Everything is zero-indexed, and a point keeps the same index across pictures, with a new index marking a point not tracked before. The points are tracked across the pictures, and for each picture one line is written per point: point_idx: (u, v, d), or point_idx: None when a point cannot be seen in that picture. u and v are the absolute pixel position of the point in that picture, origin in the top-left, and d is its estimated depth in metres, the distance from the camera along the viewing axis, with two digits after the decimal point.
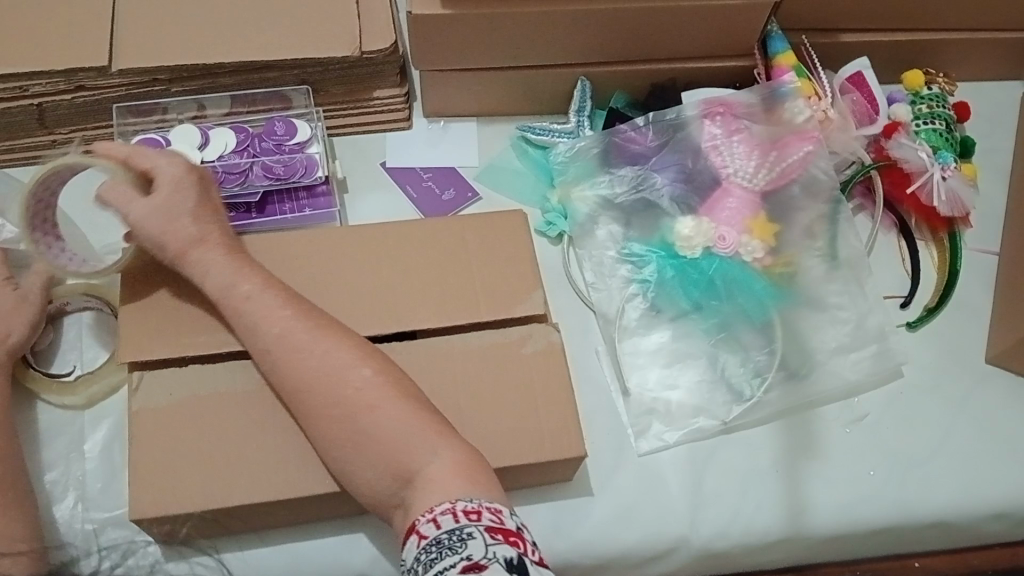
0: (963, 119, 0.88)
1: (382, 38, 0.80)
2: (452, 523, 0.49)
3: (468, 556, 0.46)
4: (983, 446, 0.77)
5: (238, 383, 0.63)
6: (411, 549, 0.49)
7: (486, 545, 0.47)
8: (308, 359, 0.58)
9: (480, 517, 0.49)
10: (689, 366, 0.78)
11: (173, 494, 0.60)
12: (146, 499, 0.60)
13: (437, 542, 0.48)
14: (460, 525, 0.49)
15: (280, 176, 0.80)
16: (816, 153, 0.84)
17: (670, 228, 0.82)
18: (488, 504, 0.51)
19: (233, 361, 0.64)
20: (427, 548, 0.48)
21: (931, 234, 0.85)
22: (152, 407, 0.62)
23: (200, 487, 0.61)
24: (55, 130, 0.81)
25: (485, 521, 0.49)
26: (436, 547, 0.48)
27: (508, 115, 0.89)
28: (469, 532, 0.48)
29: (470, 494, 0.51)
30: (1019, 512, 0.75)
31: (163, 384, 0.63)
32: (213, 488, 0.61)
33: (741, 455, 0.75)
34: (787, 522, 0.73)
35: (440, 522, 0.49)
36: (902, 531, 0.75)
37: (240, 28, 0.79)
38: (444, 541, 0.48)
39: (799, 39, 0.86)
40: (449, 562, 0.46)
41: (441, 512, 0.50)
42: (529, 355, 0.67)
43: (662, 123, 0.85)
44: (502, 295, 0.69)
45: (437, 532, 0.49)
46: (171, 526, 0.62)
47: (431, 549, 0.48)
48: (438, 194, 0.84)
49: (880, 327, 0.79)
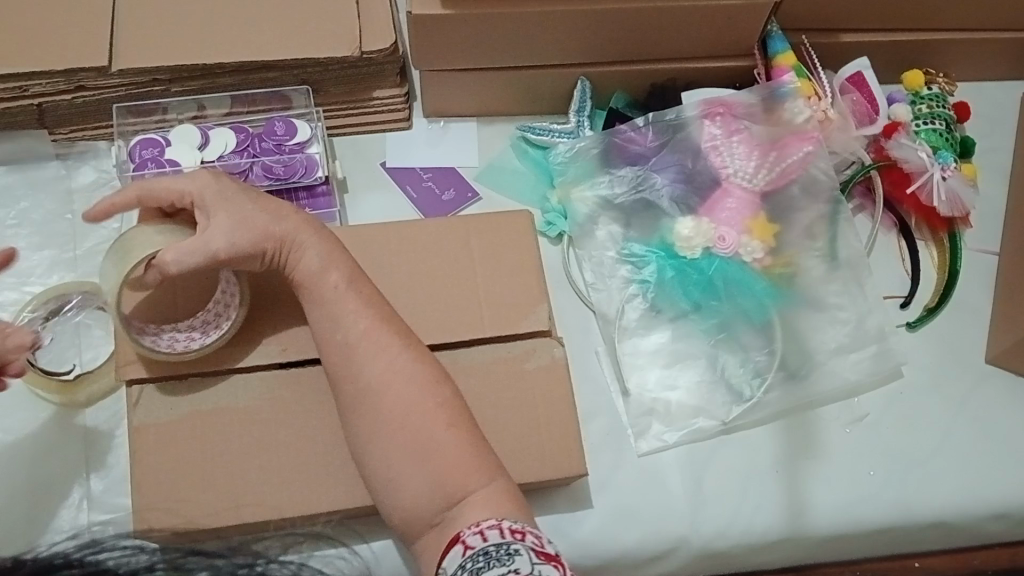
0: (963, 119, 0.88)
1: (382, 38, 0.79)
2: (499, 538, 0.50)
3: (515, 569, 0.47)
4: (981, 445, 0.78)
5: (240, 394, 0.64)
6: (454, 558, 0.50)
7: (532, 562, 0.48)
8: (362, 379, 0.58)
9: (524, 537, 0.50)
10: (689, 367, 0.78)
11: (181, 512, 0.61)
12: (151, 516, 0.61)
13: (484, 552, 0.49)
14: (507, 541, 0.50)
15: (280, 176, 0.80)
16: (816, 153, 0.84)
17: (670, 228, 0.82)
18: (533, 529, 0.52)
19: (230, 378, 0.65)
20: (473, 557, 0.49)
21: (931, 234, 0.86)
22: (155, 424, 0.63)
23: (202, 499, 0.62)
24: (55, 130, 0.82)
25: (529, 541, 0.50)
26: (483, 557, 0.49)
27: (509, 116, 0.89)
28: (515, 548, 0.49)
29: (516, 518, 0.53)
30: (1017, 511, 0.76)
31: (166, 400, 0.64)
32: (220, 500, 0.61)
33: (741, 455, 0.76)
34: (786, 522, 0.74)
35: (487, 536, 0.51)
36: (901, 532, 0.76)
37: (240, 29, 0.79)
38: (491, 551, 0.49)
39: (799, 39, 0.86)
40: (498, 571, 0.47)
41: (488, 526, 0.51)
42: (532, 369, 0.67)
43: (662, 123, 0.85)
44: (504, 301, 0.69)
45: (484, 544, 0.50)
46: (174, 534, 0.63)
47: (479, 557, 0.49)
48: (438, 194, 0.85)
49: (880, 328, 0.80)
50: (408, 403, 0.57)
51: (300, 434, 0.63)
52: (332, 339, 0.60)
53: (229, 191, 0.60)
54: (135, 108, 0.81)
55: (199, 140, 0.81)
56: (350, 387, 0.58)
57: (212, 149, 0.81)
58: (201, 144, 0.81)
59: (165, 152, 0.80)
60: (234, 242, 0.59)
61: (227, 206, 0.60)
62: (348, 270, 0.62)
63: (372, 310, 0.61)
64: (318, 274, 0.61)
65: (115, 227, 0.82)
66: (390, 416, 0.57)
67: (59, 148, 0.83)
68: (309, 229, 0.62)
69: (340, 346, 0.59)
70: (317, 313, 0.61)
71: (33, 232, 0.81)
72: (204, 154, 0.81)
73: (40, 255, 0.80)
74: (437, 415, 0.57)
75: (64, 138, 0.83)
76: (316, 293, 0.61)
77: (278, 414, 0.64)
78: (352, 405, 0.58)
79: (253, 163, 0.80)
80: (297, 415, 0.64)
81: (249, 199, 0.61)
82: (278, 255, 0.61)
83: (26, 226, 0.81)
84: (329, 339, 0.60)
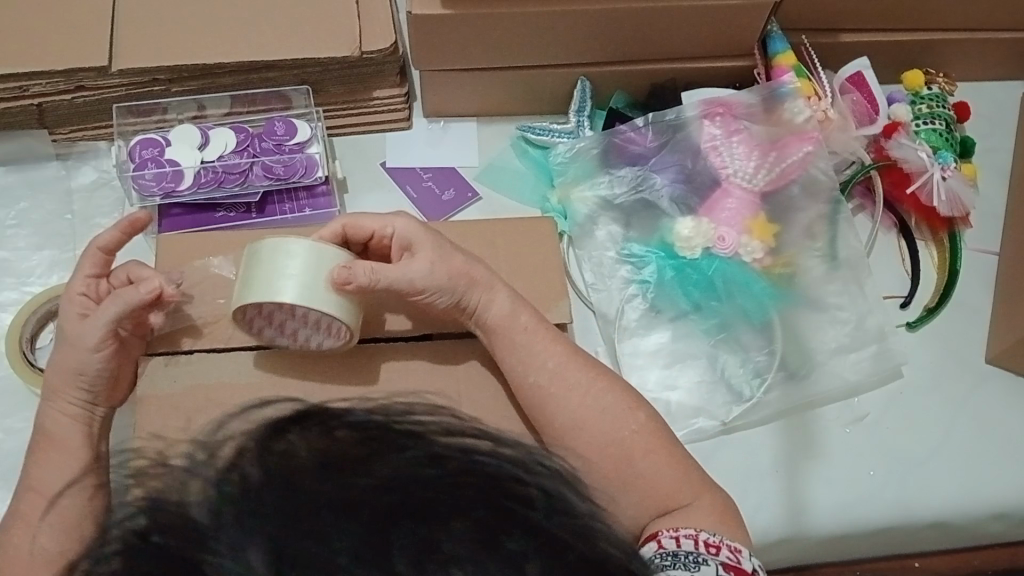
0: (963, 119, 0.88)
1: (383, 38, 0.79)
2: (693, 547, 0.55)
3: None
4: (979, 445, 0.78)
5: None
6: (648, 549, 0.56)
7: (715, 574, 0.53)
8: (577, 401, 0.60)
9: (719, 552, 0.54)
10: (688, 366, 0.78)
11: None
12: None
13: (673, 553, 0.54)
14: (701, 552, 0.54)
15: (280, 176, 0.80)
16: (816, 153, 0.84)
17: (670, 228, 0.82)
18: (730, 542, 0.56)
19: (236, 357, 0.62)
20: (663, 555, 0.54)
21: (931, 234, 0.86)
22: None
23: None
24: (55, 130, 0.82)
25: (722, 556, 0.54)
26: (671, 557, 0.54)
27: (509, 116, 0.89)
28: (703, 559, 0.54)
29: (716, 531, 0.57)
30: (1017, 511, 0.76)
31: None
32: None
33: (742, 454, 0.76)
34: (787, 522, 0.74)
35: (682, 542, 0.55)
36: (1005, 548, 0.78)
37: (241, 29, 0.79)
38: (681, 555, 0.54)
39: (799, 39, 0.86)
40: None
41: (685, 535, 0.56)
42: None
43: (662, 123, 0.85)
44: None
45: (675, 547, 0.55)
46: None
47: (668, 557, 0.54)
48: (438, 194, 0.85)
49: (880, 327, 0.80)
50: (635, 425, 0.60)
51: None
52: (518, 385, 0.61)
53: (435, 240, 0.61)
54: (135, 108, 0.81)
55: (199, 140, 0.81)
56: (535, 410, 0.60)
57: (212, 149, 0.81)
58: (201, 144, 0.81)
59: (165, 152, 0.80)
60: (426, 275, 0.59)
61: (428, 241, 0.61)
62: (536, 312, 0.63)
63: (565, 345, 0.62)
64: (507, 320, 0.61)
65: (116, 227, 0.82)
66: (597, 456, 0.59)
67: (59, 148, 0.83)
68: (501, 284, 0.62)
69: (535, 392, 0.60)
70: (508, 357, 0.61)
71: (32, 232, 0.81)
72: (204, 154, 0.80)
73: (40, 255, 0.80)
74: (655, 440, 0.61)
75: (64, 139, 0.83)
76: (509, 335, 0.61)
77: None
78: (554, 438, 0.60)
79: (253, 163, 0.80)
80: None
81: (450, 245, 0.62)
82: (467, 296, 0.61)
83: (26, 226, 0.81)
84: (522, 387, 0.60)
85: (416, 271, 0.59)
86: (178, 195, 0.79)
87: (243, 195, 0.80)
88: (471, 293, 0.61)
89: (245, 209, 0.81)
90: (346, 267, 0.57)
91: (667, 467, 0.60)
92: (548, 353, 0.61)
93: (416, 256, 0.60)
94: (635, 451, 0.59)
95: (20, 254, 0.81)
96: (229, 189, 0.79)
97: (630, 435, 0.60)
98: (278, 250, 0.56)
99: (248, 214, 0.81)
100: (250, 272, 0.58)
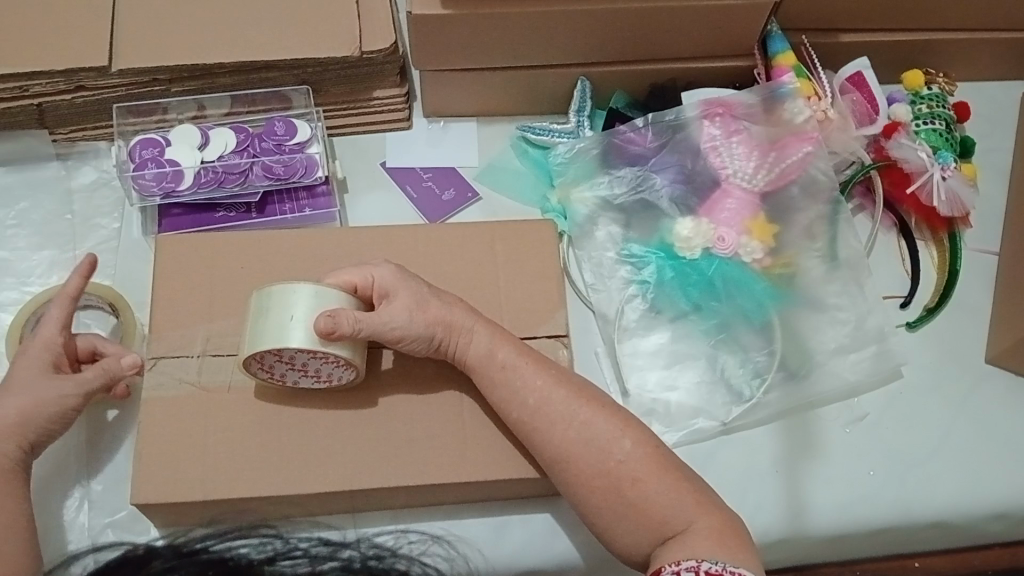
0: (963, 119, 0.88)
1: (383, 38, 0.79)
2: None
3: None
4: (980, 445, 0.78)
5: (246, 381, 0.66)
6: None
7: None
8: (565, 416, 0.62)
9: None
10: (689, 366, 0.78)
11: (174, 495, 0.63)
12: (150, 487, 0.63)
13: None
14: None
15: (280, 176, 0.80)
16: (816, 153, 0.84)
17: (670, 228, 0.82)
18: (732, 568, 0.56)
19: (274, 377, 0.64)
20: None
21: (931, 234, 0.86)
22: (165, 400, 0.65)
23: (201, 477, 0.63)
24: (55, 130, 0.82)
25: None
26: None
27: (509, 116, 0.89)
28: None
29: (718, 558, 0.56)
30: (1016, 511, 0.76)
31: (175, 377, 0.66)
32: (211, 483, 0.63)
33: (741, 455, 0.76)
34: (787, 522, 0.74)
35: None
36: None
37: (242, 29, 0.79)
38: None
39: (799, 39, 0.86)
40: None
41: (686, 569, 0.56)
42: None
43: (662, 123, 0.85)
44: (521, 309, 0.71)
45: None
46: (168, 514, 0.65)
47: None
48: (438, 194, 0.85)
49: (880, 327, 0.80)
50: (621, 453, 0.61)
51: (297, 435, 0.65)
52: (515, 393, 0.63)
53: (406, 276, 0.65)
54: (135, 108, 0.81)
55: (199, 140, 0.81)
56: (525, 414, 0.63)
57: (212, 149, 0.81)
58: (201, 144, 0.81)
59: (165, 152, 0.80)
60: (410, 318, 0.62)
61: (401, 284, 0.64)
62: (515, 344, 0.65)
63: (549, 373, 0.64)
64: (485, 353, 0.64)
65: (115, 227, 0.82)
66: (594, 458, 0.61)
67: (59, 148, 0.83)
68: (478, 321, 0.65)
69: (527, 404, 0.63)
70: (491, 383, 0.64)
71: (32, 232, 0.81)
72: (204, 154, 0.80)
73: (40, 255, 0.81)
74: (645, 467, 0.61)
75: (64, 138, 0.83)
76: (484, 373, 0.64)
77: (285, 417, 0.65)
78: (550, 440, 0.62)
79: (253, 163, 0.80)
80: (296, 416, 0.65)
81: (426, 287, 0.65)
82: (448, 338, 0.64)
83: (25, 226, 0.82)
84: (512, 399, 0.63)
85: (404, 321, 0.62)
86: (177, 195, 0.79)
87: (243, 195, 0.80)
88: (452, 330, 0.64)
89: (245, 208, 0.81)
90: (330, 316, 0.59)
91: (666, 490, 0.60)
92: (541, 365, 0.64)
93: (394, 304, 0.63)
94: (622, 472, 0.61)
95: (20, 254, 0.81)
96: (229, 189, 0.79)
97: (616, 465, 0.61)
98: (287, 300, 0.61)
99: (248, 214, 0.81)
100: (254, 322, 0.62)
